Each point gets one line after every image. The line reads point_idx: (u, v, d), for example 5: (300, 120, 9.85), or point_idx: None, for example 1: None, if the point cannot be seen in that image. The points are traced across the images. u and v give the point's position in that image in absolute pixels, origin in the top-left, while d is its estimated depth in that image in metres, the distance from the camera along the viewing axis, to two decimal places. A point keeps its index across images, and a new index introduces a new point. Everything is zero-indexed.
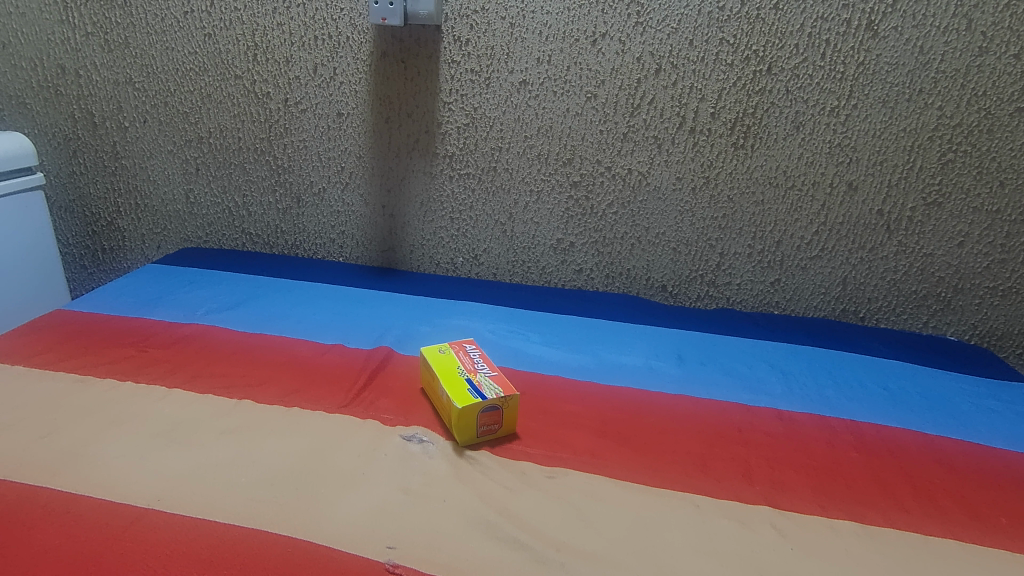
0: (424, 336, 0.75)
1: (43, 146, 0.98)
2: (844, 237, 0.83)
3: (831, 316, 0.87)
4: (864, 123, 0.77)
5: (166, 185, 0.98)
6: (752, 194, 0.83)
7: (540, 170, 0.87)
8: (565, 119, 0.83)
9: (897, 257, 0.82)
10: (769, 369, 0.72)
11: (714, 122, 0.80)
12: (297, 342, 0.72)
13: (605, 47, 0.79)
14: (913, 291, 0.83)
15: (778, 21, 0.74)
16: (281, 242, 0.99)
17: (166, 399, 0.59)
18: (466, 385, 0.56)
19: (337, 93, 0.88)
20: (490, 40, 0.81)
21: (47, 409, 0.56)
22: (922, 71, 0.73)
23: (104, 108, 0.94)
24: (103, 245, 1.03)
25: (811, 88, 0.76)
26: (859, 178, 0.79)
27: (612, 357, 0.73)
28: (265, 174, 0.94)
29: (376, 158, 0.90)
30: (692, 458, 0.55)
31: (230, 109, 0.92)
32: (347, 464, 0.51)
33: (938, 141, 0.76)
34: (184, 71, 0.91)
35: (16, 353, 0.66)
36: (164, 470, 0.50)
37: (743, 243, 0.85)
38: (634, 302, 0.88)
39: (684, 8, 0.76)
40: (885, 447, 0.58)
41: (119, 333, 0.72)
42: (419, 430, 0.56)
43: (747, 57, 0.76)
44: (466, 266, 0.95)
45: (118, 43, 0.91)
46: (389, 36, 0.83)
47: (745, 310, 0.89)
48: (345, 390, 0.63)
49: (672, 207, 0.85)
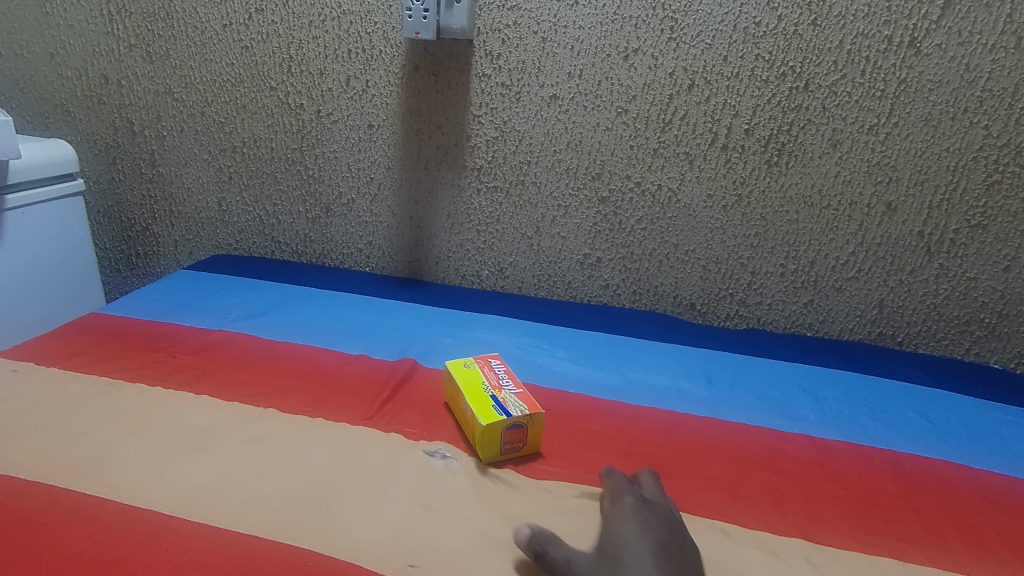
0: (448, 349, 0.75)
1: (84, 153, 1.01)
2: (881, 258, 0.80)
3: (866, 340, 0.85)
4: (905, 142, 0.75)
5: (200, 193, 1.00)
6: (785, 213, 0.81)
7: (568, 185, 0.86)
8: (595, 133, 0.83)
9: (938, 280, 0.79)
10: (801, 394, 0.69)
11: (747, 139, 0.79)
12: (322, 352, 0.72)
13: (638, 62, 0.78)
14: (954, 316, 0.81)
15: (816, 37, 0.73)
16: (310, 251, 1.00)
17: (194, 406, 0.59)
18: (491, 401, 0.55)
19: (369, 106, 0.89)
20: (522, 55, 0.81)
21: (77, 413, 0.57)
22: (967, 89, 0.71)
23: (144, 117, 0.97)
24: (138, 249, 1.06)
25: (849, 105, 0.75)
26: (899, 199, 0.77)
27: (639, 376, 0.71)
28: (295, 184, 0.96)
29: (405, 169, 0.91)
30: (722, 484, 0.53)
31: (264, 120, 0.93)
32: (369, 477, 0.51)
33: (983, 161, 0.73)
34: (221, 83, 0.93)
35: (49, 356, 0.67)
36: (189, 478, 0.50)
37: (775, 262, 0.84)
38: (661, 320, 0.87)
39: (719, 23, 0.75)
40: (925, 479, 0.56)
41: (149, 338, 0.73)
42: (441, 446, 0.56)
43: (784, 73, 0.75)
44: (491, 279, 0.95)
45: (159, 55, 0.93)
46: (421, 50, 0.84)
47: (776, 331, 0.87)
48: (368, 402, 0.62)
49: (702, 224, 0.84)
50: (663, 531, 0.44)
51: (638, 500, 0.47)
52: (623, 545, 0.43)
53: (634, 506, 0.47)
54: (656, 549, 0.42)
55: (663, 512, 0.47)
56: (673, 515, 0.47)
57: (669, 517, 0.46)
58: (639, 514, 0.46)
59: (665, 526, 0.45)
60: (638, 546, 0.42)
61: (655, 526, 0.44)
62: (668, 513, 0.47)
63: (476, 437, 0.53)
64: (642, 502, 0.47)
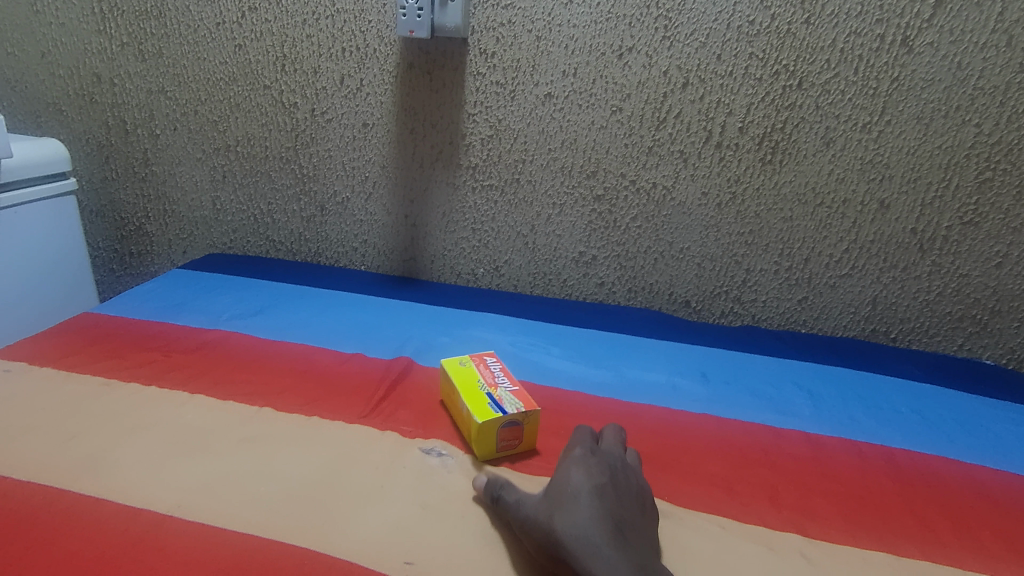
0: (444, 347, 0.75)
1: (77, 152, 1.00)
2: (874, 255, 0.81)
3: (860, 337, 0.85)
4: (897, 140, 0.75)
5: (193, 192, 0.99)
6: (779, 210, 0.81)
7: (563, 183, 0.86)
8: (590, 131, 0.83)
9: (931, 277, 0.80)
10: (796, 391, 0.70)
11: (741, 137, 0.79)
12: (317, 351, 0.72)
13: (632, 60, 0.79)
14: (947, 313, 0.81)
15: (809, 35, 0.73)
16: (305, 250, 1.00)
17: (189, 405, 0.59)
18: (486, 400, 0.55)
19: (364, 104, 0.88)
20: (516, 53, 0.81)
21: (71, 414, 0.57)
22: (959, 87, 0.72)
23: (137, 116, 0.96)
24: (132, 249, 1.05)
25: (842, 103, 0.75)
26: (891, 197, 0.78)
27: (634, 374, 0.71)
28: (290, 182, 0.95)
29: (400, 168, 0.91)
30: (718, 481, 0.54)
31: (258, 118, 0.93)
32: (365, 476, 0.51)
33: (975, 159, 0.74)
34: (214, 81, 0.92)
35: (43, 356, 0.67)
36: (186, 478, 0.50)
37: (770, 260, 0.84)
38: (656, 317, 0.87)
39: (712, 22, 0.75)
40: (919, 475, 0.56)
41: (144, 337, 0.73)
42: (438, 444, 0.56)
43: (777, 72, 0.75)
44: (487, 277, 0.95)
45: (151, 53, 0.93)
46: (415, 48, 0.84)
47: (771, 328, 0.88)
48: (364, 401, 0.62)
49: (697, 222, 0.84)
50: (604, 475, 0.46)
51: (586, 450, 0.49)
52: (565, 486, 0.44)
53: (581, 455, 0.48)
54: (594, 490, 0.44)
55: (608, 460, 0.49)
56: (618, 462, 0.49)
57: (614, 464, 0.48)
58: (585, 461, 0.48)
59: (607, 471, 0.47)
60: (578, 487, 0.44)
61: (597, 470, 0.46)
62: (613, 461, 0.49)
63: (472, 435, 0.53)
64: (589, 452, 0.49)
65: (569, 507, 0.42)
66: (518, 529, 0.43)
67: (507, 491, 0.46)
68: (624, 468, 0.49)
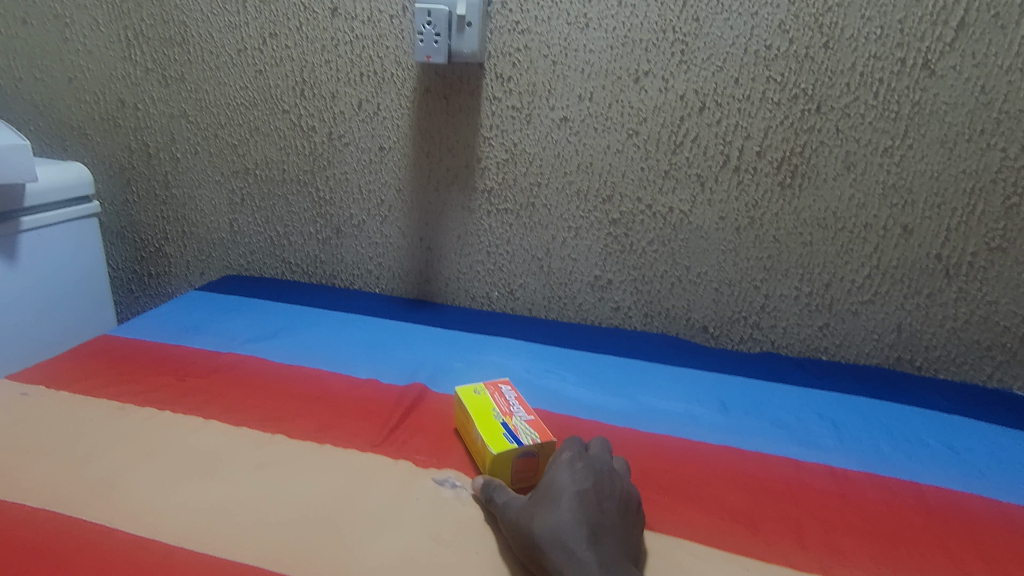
0: (457, 372, 0.74)
1: (100, 175, 1.02)
2: (898, 281, 0.79)
3: (885, 365, 0.83)
4: (920, 164, 0.74)
5: (212, 214, 1.00)
6: (799, 235, 0.80)
7: (579, 207, 0.86)
8: (606, 155, 0.83)
9: (957, 303, 0.78)
10: (818, 421, 0.68)
11: (759, 161, 0.78)
12: (329, 375, 0.72)
13: (648, 84, 0.78)
14: (974, 340, 0.79)
15: (829, 59, 0.72)
16: (320, 272, 1.00)
17: (202, 431, 0.59)
18: (501, 429, 0.54)
19: (380, 128, 0.89)
20: (532, 78, 0.81)
21: (84, 438, 0.57)
22: (983, 111, 0.70)
23: (158, 140, 0.98)
24: (151, 270, 1.07)
25: (863, 127, 0.74)
26: (915, 221, 0.76)
27: (651, 402, 0.70)
28: (306, 205, 0.96)
29: (415, 191, 0.91)
30: (740, 516, 0.52)
31: (276, 142, 0.94)
32: (377, 506, 0.50)
33: (1002, 184, 0.72)
34: (234, 106, 0.94)
35: (60, 378, 0.67)
36: (196, 504, 0.49)
37: (790, 285, 0.82)
38: (673, 343, 0.86)
39: (730, 46, 0.75)
40: (950, 511, 0.54)
41: (159, 360, 0.73)
42: (451, 475, 0.54)
43: (796, 95, 0.75)
44: (501, 300, 0.94)
45: (174, 78, 0.94)
46: (432, 73, 0.84)
47: (792, 354, 0.86)
48: (377, 428, 0.61)
49: (714, 246, 0.83)
50: (588, 480, 0.46)
51: (574, 454, 0.49)
52: (547, 491, 0.46)
53: (568, 460, 0.49)
54: (574, 495, 0.45)
55: (596, 464, 0.49)
56: (606, 466, 0.49)
57: (601, 468, 0.48)
58: (571, 466, 0.48)
59: (591, 475, 0.47)
60: (559, 491, 0.45)
61: (582, 475, 0.47)
62: (601, 465, 0.49)
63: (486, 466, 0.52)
64: (577, 456, 0.49)
65: (548, 512, 0.44)
66: (506, 527, 0.46)
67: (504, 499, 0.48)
68: (613, 472, 0.49)
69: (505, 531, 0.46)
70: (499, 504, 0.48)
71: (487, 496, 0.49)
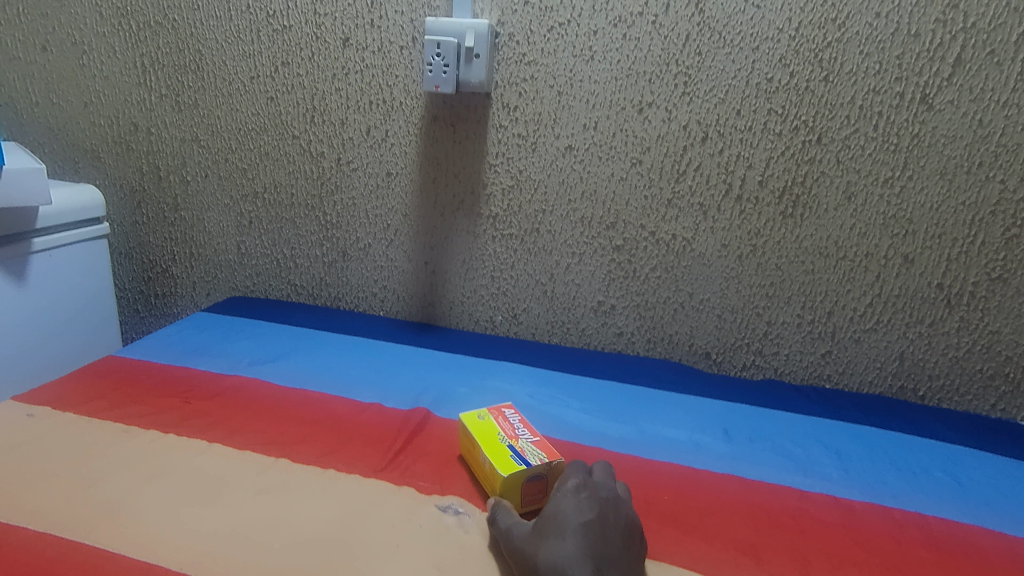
0: (461, 397, 0.74)
1: (110, 197, 1.04)
2: (900, 310, 0.79)
3: (888, 393, 0.83)
4: (920, 196, 0.75)
5: (219, 236, 1.02)
6: (801, 263, 0.81)
7: (583, 233, 0.87)
8: (610, 183, 0.84)
9: (959, 333, 0.78)
10: (822, 450, 0.68)
11: (761, 190, 0.79)
12: (334, 399, 0.72)
13: (652, 115, 0.80)
14: (977, 370, 0.79)
15: (828, 92, 0.74)
16: (325, 294, 1.01)
17: (206, 455, 0.59)
18: (508, 452, 0.55)
19: (388, 154, 0.91)
20: (538, 107, 0.83)
21: (88, 460, 0.57)
22: (981, 144, 0.71)
23: (170, 163, 1.00)
24: (157, 290, 1.08)
25: (863, 158, 0.75)
26: (916, 251, 0.77)
27: (654, 429, 0.70)
28: (313, 229, 0.97)
29: (421, 216, 0.92)
30: (744, 547, 0.51)
31: (286, 166, 0.95)
32: (379, 532, 0.50)
33: (1001, 216, 0.73)
34: (245, 131, 0.96)
35: (65, 400, 0.67)
36: (200, 529, 0.49)
37: (792, 312, 0.83)
38: (676, 369, 0.86)
39: (731, 79, 0.76)
40: (956, 545, 0.53)
41: (164, 382, 0.73)
42: (454, 501, 0.54)
43: (797, 127, 0.76)
44: (505, 324, 0.95)
45: (187, 104, 0.96)
46: (439, 101, 0.86)
47: (794, 382, 0.86)
48: (381, 453, 0.62)
49: (717, 274, 0.84)
50: (593, 511, 0.46)
51: (579, 482, 0.49)
52: (552, 521, 0.45)
53: (573, 489, 0.48)
54: (579, 527, 0.44)
55: (601, 493, 0.48)
56: (611, 495, 0.49)
57: (606, 497, 0.48)
58: (576, 495, 0.48)
59: (595, 505, 0.47)
60: (564, 521, 0.45)
61: (586, 506, 0.46)
62: (606, 493, 0.48)
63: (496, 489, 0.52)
64: (582, 484, 0.49)
65: (552, 544, 0.44)
66: (508, 554, 0.46)
67: (506, 528, 0.48)
68: (617, 501, 0.48)
69: (508, 558, 0.46)
70: (503, 527, 0.48)
71: (494, 522, 0.49)
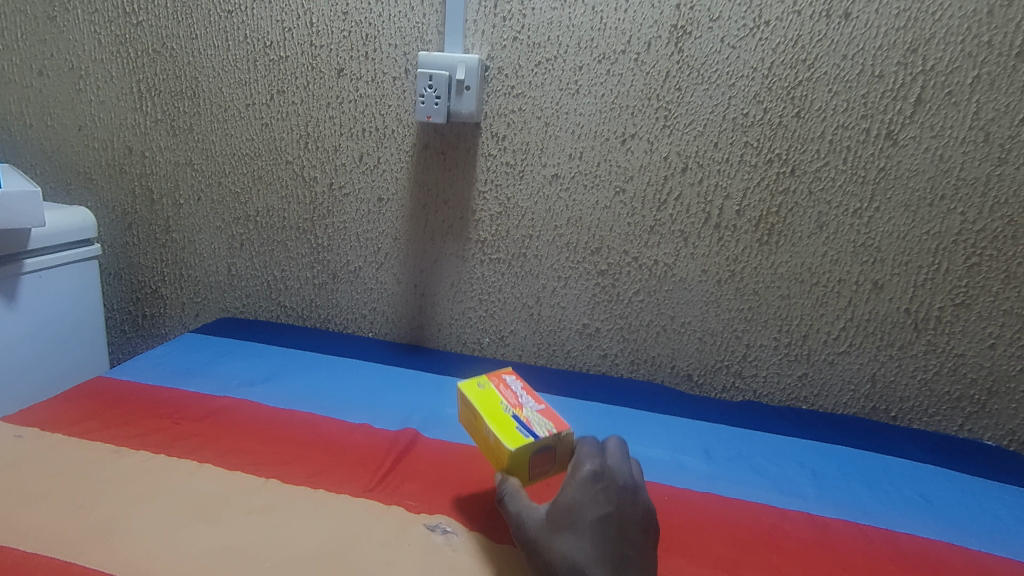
0: (450, 417, 0.76)
1: (101, 219, 1.05)
2: (871, 334, 0.83)
3: (861, 415, 0.86)
4: (887, 226, 0.79)
5: (210, 258, 1.03)
6: (778, 288, 0.84)
7: (568, 258, 0.90)
8: (595, 211, 0.87)
9: (927, 356, 0.82)
10: (798, 469, 0.70)
11: (739, 219, 0.83)
12: (324, 420, 0.73)
13: (635, 146, 0.84)
14: (945, 392, 0.82)
15: (800, 127, 0.78)
16: (315, 315, 1.02)
17: (197, 475, 0.60)
18: (515, 424, 0.54)
19: (380, 180, 0.93)
20: (526, 137, 0.86)
21: (79, 481, 0.57)
22: (943, 177, 0.76)
23: (162, 186, 1.01)
24: (145, 311, 1.08)
25: (833, 189, 0.79)
26: (885, 278, 0.80)
27: (638, 448, 0.72)
28: (305, 251, 0.99)
29: (411, 240, 0.95)
30: (724, 565, 0.53)
31: (279, 190, 0.97)
32: (369, 551, 0.51)
33: (962, 245, 0.77)
34: (239, 156, 0.98)
35: (54, 422, 0.67)
36: (193, 549, 0.50)
37: (768, 335, 0.86)
38: (659, 390, 0.89)
39: (709, 113, 0.80)
40: (923, 559, 0.56)
41: (154, 404, 0.74)
42: (442, 520, 0.56)
43: (771, 159, 0.80)
44: (492, 346, 0.97)
45: (182, 129, 0.98)
46: (430, 130, 0.89)
47: (772, 403, 0.89)
48: (370, 473, 0.63)
49: (698, 297, 0.87)
50: (611, 504, 0.48)
51: (596, 470, 0.50)
52: (569, 515, 0.47)
53: (590, 478, 0.49)
54: (595, 523, 0.46)
55: (618, 483, 0.49)
56: (629, 483, 0.50)
57: (624, 487, 0.49)
58: (592, 487, 0.49)
59: (613, 498, 0.48)
60: (580, 517, 0.47)
61: (604, 498, 0.48)
62: (623, 483, 0.50)
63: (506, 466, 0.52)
64: (599, 472, 0.50)
65: (568, 539, 0.46)
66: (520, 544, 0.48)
67: None
68: (633, 489, 0.50)
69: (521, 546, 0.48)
70: (513, 512, 0.50)
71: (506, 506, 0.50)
